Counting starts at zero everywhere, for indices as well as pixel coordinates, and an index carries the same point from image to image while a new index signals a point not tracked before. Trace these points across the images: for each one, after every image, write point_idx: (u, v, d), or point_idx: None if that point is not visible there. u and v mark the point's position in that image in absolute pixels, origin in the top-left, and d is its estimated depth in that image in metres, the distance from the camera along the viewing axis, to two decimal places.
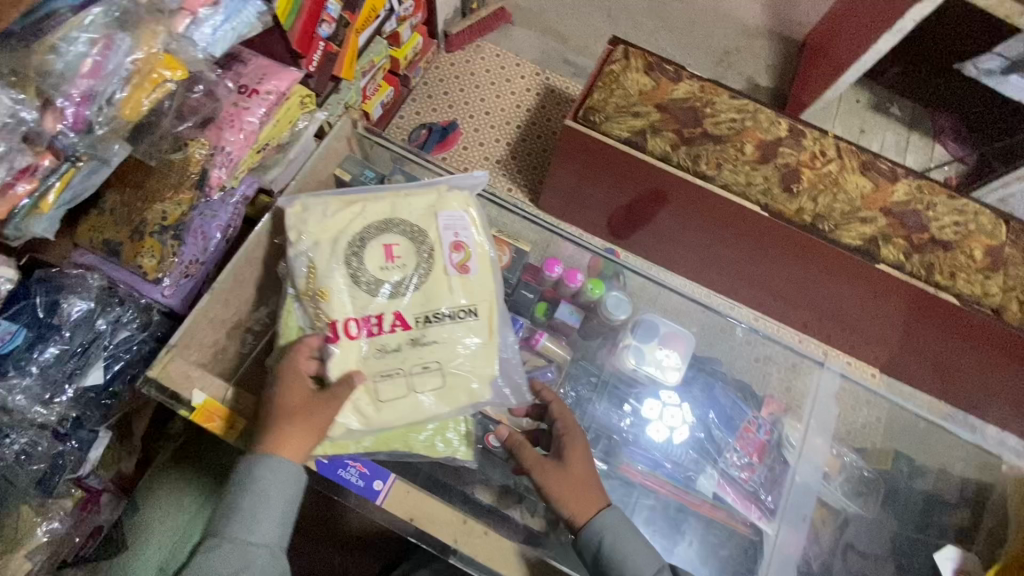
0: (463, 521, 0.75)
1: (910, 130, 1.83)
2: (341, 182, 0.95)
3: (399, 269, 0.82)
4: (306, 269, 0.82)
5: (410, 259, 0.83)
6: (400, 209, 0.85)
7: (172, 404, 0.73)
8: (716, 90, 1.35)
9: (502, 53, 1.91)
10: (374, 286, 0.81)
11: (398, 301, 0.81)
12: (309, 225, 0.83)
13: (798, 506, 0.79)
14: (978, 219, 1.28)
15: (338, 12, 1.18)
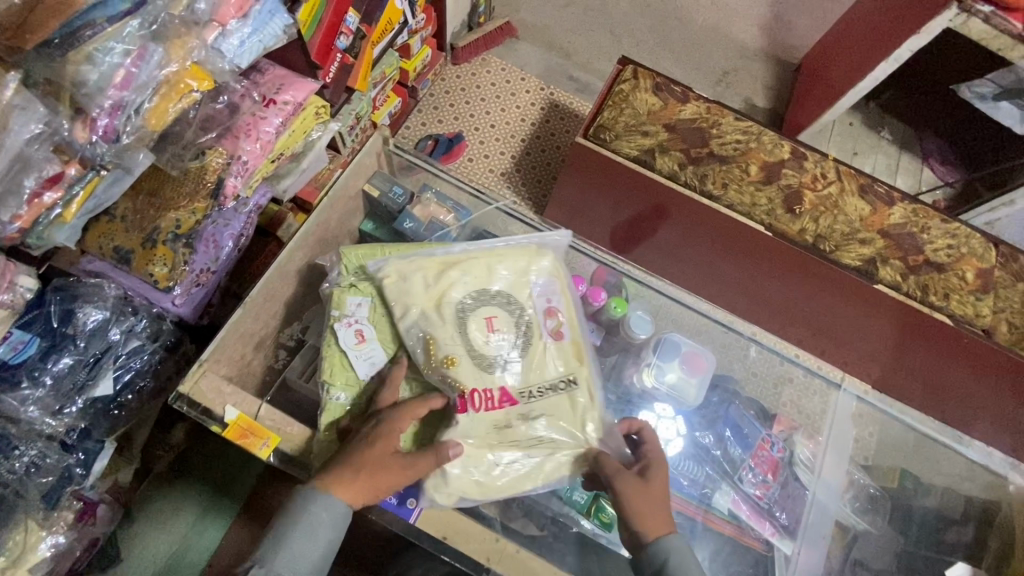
0: (497, 541, 0.77)
1: (900, 153, 1.89)
2: (369, 199, 0.97)
3: (504, 340, 0.84)
4: (421, 342, 0.82)
5: (517, 333, 0.85)
6: (497, 277, 0.88)
7: (203, 419, 0.75)
8: (722, 112, 1.39)
9: (507, 67, 1.94)
10: (480, 359, 0.82)
11: (508, 371, 0.83)
12: (413, 294, 0.84)
13: (817, 525, 0.81)
14: (969, 243, 1.33)
15: (356, 25, 1.18)
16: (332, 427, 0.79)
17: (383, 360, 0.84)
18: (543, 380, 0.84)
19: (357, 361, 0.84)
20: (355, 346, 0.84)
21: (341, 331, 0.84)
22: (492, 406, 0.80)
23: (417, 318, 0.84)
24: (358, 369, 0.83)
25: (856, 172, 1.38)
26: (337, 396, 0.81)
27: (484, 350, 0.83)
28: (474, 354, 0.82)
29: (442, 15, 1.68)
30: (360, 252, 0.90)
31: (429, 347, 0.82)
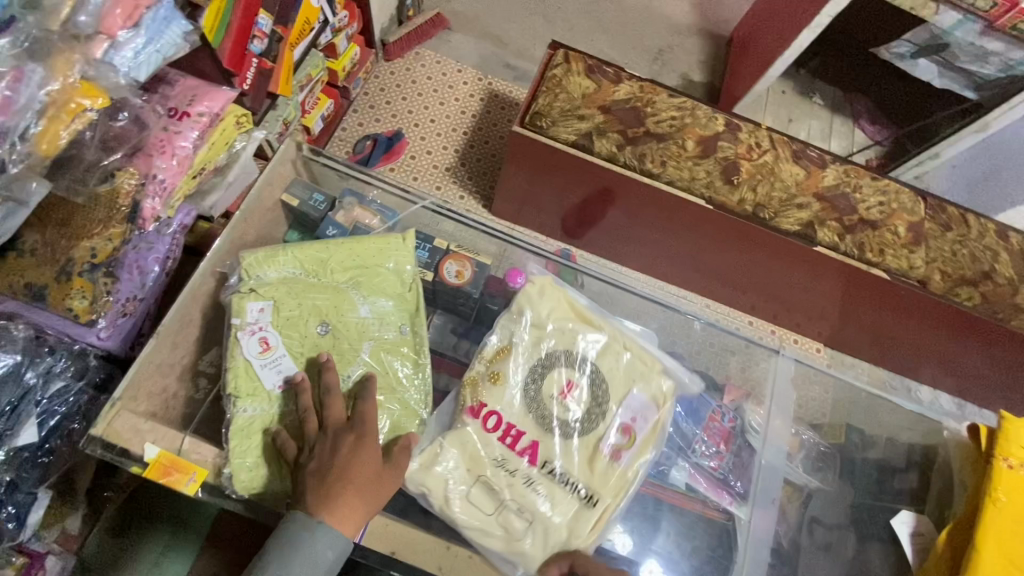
0: (447, 548, 0.72)
1: (833, 117, 1.94)
2: (291, 209, 0.91)
3: (566, 408, 0.82)
4: (494, 351, 0.84)
5: (579, 404, 0.83)
6: (601, 355, 0.86)
7: (118, 461, 0.66)
8: (655, 90, 1.40)
9: (442, 60, 1.90)
10: (532, 394, 0.83)
11: (538, 431, 0.81)
12: (538, 310, 0.87)
13: (768, 488, 0.82)
14: (899, 198, 1.38)
15: (270, 27, 1.14)
16: (249, 450, 0.70)
17: (295, 372, 0.75)
18: (557, 460, 0.79)
19: (263, 371, 0.74)
20: (260, 354, 0.74)
21: (244, 340, 0.75)
22: (497, 427, 0.80)
23: (301, 327, 0.77)
24: (266, 378, 0.74)
25: (788, 139, 1.41)
26: (245, 410, 0.71)
27: (542, 383, 0.84)
28: (525, 384, 0.83)
29: (367, 10, 1.63)
30: (259, 256, 0.79)
31: (502, 352, 0.85)
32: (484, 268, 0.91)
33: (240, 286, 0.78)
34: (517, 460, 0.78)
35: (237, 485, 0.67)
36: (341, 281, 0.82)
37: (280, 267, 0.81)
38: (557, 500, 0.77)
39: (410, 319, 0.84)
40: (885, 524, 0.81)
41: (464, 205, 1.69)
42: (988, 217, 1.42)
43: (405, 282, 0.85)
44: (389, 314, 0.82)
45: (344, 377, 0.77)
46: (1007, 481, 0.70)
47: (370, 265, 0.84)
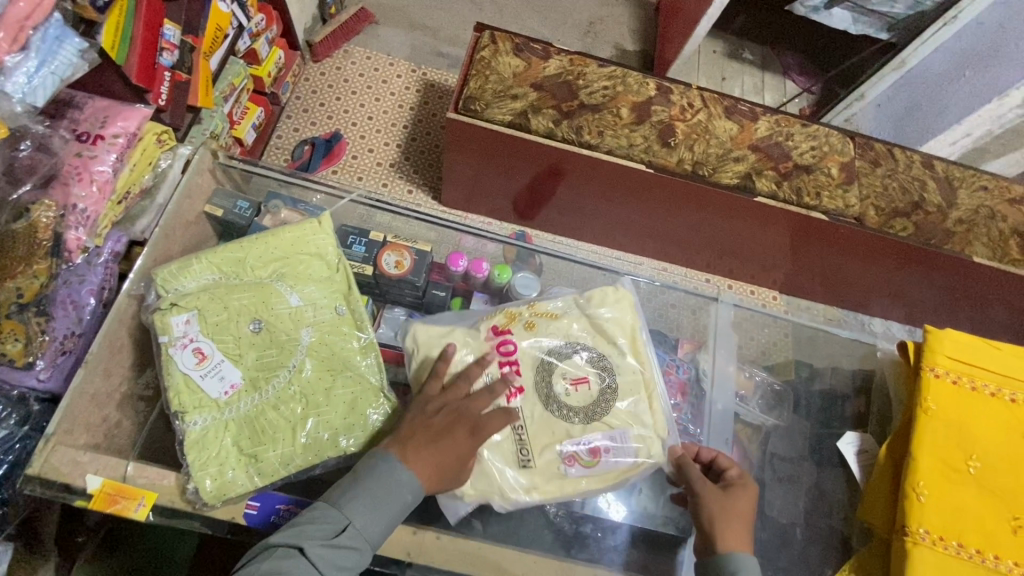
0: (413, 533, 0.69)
1: (763, 71, 1.99)
2: (215, 220, 0.88)
3: (568, 393, 0.78)
4: (546, 319, 0.83)
5: (584, 395, 0.78)
6: (625, 384, 0.80)
7: (63, 497, 0.62)
8: (584, 62, 1.41)
9: (373, 55, 1.86)
10: (543, 366, 0.79)
11: (529, 396, 0.77)
12: (609, 309, 0.84)
13: (720, 429, 0.85)
14: (829, 141, 1.43)
15: (178, 37, 1.10)
16: (200, 464, 0.66)
17: (240, 379, 0.71)
18: (528, 420, 0.76)
19: (206, 382, 0.71)
20: (197, 366, 0.70)
21: (177, 356, 0.70)
22: (507, 360, 0.79)
23: (231, 330, 0.72)
24: (209, 388, 0.70)
25: (719, 97, 1.44)
26: (195, 423, 0.68)
27: (565, 352, 0.81)
28: (541, 351, 0.80)
29: (285, 12, 1.58)
30: (171, 269, 0.75)
31: (555, 314, 0.84)
32: (423, 256, 0.89)
33: (159, 304, 0.73)
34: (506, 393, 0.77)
35: (205, 494, 0.64)
36: (263, 277, 0.78)
37: (198, 277, 0.76)
38: (502, 451, 0.74)
39: (347, 299, 0.79)
40: (834, 447, 0.84)
41: (413, 199, 1.67)
42: (913, 150, 1.49)
43: (331, 265, 0.82)
44: (319, 298, 0.78)
45: (289, 369, 0.72)
46: (935, 389, 0.74)
47: (290, 255, 0.80)
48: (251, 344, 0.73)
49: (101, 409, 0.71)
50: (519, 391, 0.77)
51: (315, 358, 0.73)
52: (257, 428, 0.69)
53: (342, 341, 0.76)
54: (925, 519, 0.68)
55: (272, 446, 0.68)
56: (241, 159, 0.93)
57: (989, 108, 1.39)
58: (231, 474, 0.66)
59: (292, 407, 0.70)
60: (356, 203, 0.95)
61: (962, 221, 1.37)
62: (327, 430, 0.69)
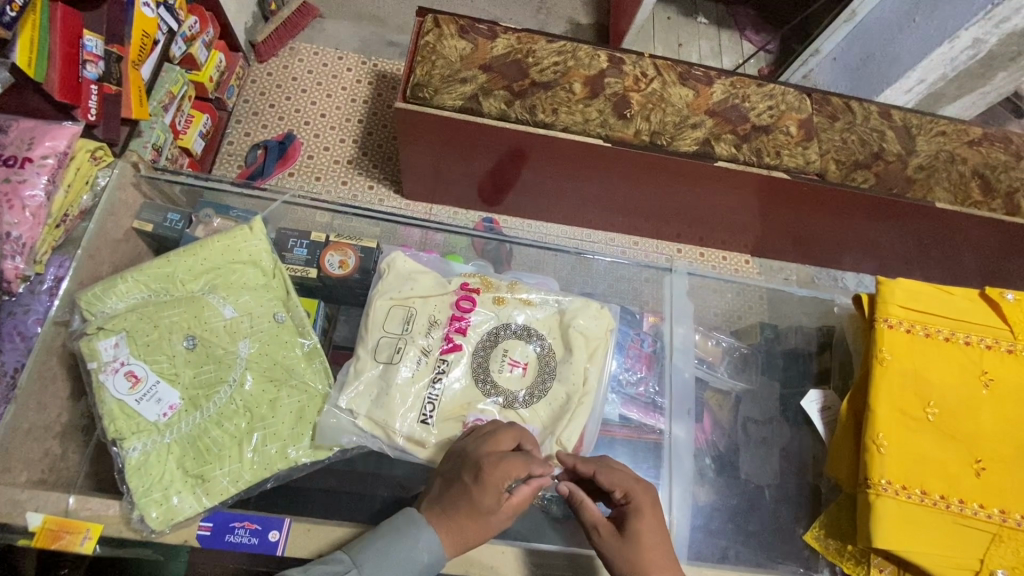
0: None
1: (719, 33, 1.96)
2: (146, 235, 0.85)
3: (502, 370, 0.80)
4: (517, 316, 0.84)
5: (517, 380, 0.79)
6: (560, 391, 0.79)
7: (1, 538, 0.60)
8: (533, 38, 1.38)
9: (319, 50, 1.81)
10: (493, 342, 0.81)
11: (463, 359, 0.80)
12: (583, 321, 0.83)
13: (683, 400, 0.84)
14: (786, 99, 1.42)
15: (101, 48, 1.06)
16: (146, 489, 0.65)
17: (178, 399, 0.71)
18: (452, 377, 0.78)
19: (143, 405, 0.70)
20: (131, 390, 0.70)
21: (108, 381, 0.70)
22: (461, 313, 0.82)
23: (165, 351, 0.72)
24: (147, 412, 0.70)
25: (672, 63, 1.42)
26: (134, 449, 0.68)
27: (522, 331, 0.83)
28: (493, 328, 0.82)
29: (220, 12, 1.52)
30: (94, 291, 0.73)
31: (532, 303, 0.85)
32: (370, 253, 0.87)
33: (85, 329, 0.72)
34: (446, 339, 0.80)
35: (152, 522, 0.63)
36: (194, 290, 0.77)
37: (126, 297, 0.74)
38: (412, 392, 0.76)
39: (285, 306, 0.79)
40: (798, 406, 0.85)
41: (375, 195, 1.64)
42: (869, 101, 1.48)
43: (267, 272, 0.81)
44: (256, 307, 0.77)
45: (231, 383, 0.72)
46: (890, 339, 0.74)
47: (222, 265, 0.79)
48: (187, 362, 0.72)
49: (40, 443, 0.68)
50: (455, 346, 0.80)
51: (256, 370, 0.74)
52: (200, 447, 0.69)
53: (283, 348, 0.76)
54: (885, 470, 0.69)
55: (219, 463, 0.69)
56: (167, 171, 0.90)
57: (941, 51, 1.38)
58: (178, 499, 0.66)
59: (236, 422, 0.71)
60: (290, 205, 0.93)
61: (923, 168, 1.37)
62: (274, 443, 0.71)
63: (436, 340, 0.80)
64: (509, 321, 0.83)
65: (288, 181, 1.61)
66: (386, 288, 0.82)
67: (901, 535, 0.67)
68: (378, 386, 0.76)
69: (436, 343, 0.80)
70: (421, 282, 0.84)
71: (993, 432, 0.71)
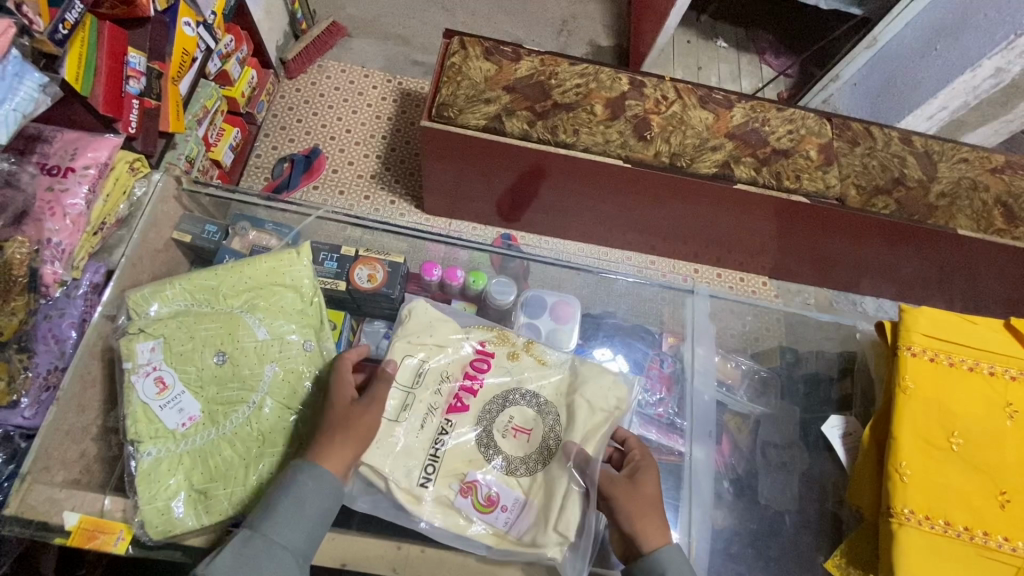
0: (398, 547, 0.68)
1: (739, 57, 1.98)
2: (183, 245, 0.88)
3: (505, 435, 0.77)
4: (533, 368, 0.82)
5: (520, 447, 0.76)
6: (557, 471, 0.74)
7: (39, 535, 0.63)
8: (556, 61, 1.41)
9: (347, 67, 1.86)
10: (500, 406, 0.79)
11: (467, 421, 0.77)
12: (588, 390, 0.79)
13: (703, 422, 0.83)
14: (806, 123, 1.42)
15: (144, 64, 1.09)
16: (153, 500, 0.66)
17: (197, 411, 0.72)
18: (457, 438, 0.76)
19: (165, 412, 0.72)
20: (158, 396, 0.72)
21: (139, 383, 0.72)
22: (470, 372, 0.81)
23: (196, 360, 0.74)
24: (167, 419, 0.71)
25: (693, 87, 1.44)
26: (148, 454, 0.69)
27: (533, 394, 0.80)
28: (502, 393, 0.80)
29: (255, 31, 1.58)
30: (143, 294, 0.76)
31: (547, 363, 0.83)
32: (397, 268, 0.89)
33: (127, 328, 0.74)
34: (453, 400, 0.79)
35: (151, 530, 0.65)
36: (234, 307, 0.78)
37: (169, 303, 0.77)
38: (427, 433, 0.76)
39: (316, 334, 0.80)
40: (819, 432, 0.84)
41: (397, 210, 1.67)
42: (890, 127, 1.49)
43: (306, 298, 0.82)
44: (289, 332, 0.78)
45: (250, 405, 0.73)
46: (914, 368, 0.74)
47: (264, 285, 0.80)
48: (215, 377, 0.73)
49: (77, 444, 0.71)
50: (460, 403, 0.78)
51: (278, 394, 0.74)
52: (210, 464, 0.69)
53: (310, 369, 0.77)
54: (909, 500, 0.68)
55: (224, 483, 0.68)
56: (205, 185, 0.93)
57: (963, 79, 1.38)
58: (180, 507, 0.67)
59: (249, 444, 0.70)
60: (323, 220, 0.95)
61: (945, 194, 1.37)
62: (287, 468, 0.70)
63: (448, 401, 0.78)
64: (514, 371, 0.82)
65: (312, 195, 1.65)
66: (407, 332, 0.82)
67: (923, 566, 0.66)
68: (399, 421, 0.75)
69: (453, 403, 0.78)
70: (439, 325, 0.83)
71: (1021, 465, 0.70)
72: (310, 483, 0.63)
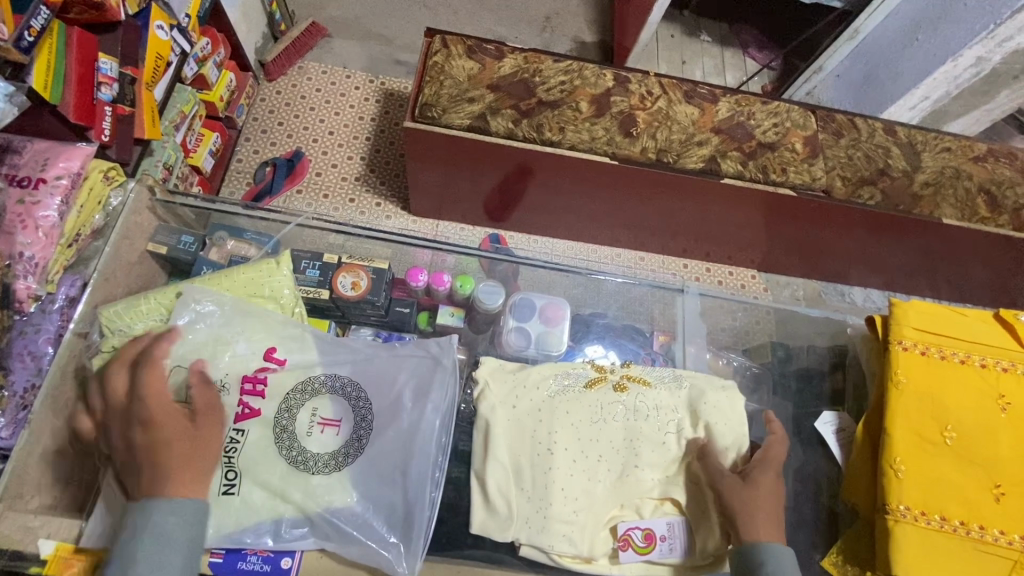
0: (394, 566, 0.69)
1: (722, 52, 1.98)
2: (159, 257, 0.86)
3: (311, 434, 0.72)
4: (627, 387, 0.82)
5: (325, 441, 0.72)
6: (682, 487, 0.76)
7: (13, 565, 0.61)
8: (539, 58, 1.39)
9: (328, 69, 1.83)
10: (301, 398, 0.73)
11: (264, 423, 0.71)
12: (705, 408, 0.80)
13: None
14: (791, 116, 1.42)
15: (115, 70, 1.06)
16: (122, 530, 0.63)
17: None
18: (250, 448, 0.69)
19: None
20: None
21: None
22: (254, 373, 0.73)
23: (170, 378, 0.71)
24: None
25: (677, 82, 1.44)
26: None
27: (654, 420, 0.79)
28: (299, 383, 0.74)
29: (232, 33, 1.54)
30: (117, 307, 0.75)
31: (649, 383, 0.83)
32: (381, 274, 0.88)
33: (100, 346, 0.73)
34: (241, 409, 0.71)
35: None
36: None
37: (145, 317, 0.75)
38: (573, 495, 0.74)
39: (298, 347, 0.76)
40: (812, 428, 0.83)
41: (383, 212, 1.65)
42: (874, 118, 1.49)
43: (286, 307, 0.81)
44: (267, 344, 0.75)
45: (230, 426, 0.70)
46: (904, 361, 0.74)
47: (242, 297, 0.79)
48: None
49: (52, 467, 0.68)
50: (246, 412, 0.71)
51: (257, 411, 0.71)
52: None
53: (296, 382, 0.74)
54: (903, 495, 0.68)
55: (203, 503, 0.66)
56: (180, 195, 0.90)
57: (945, 69, 1.38)
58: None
59: (225, 468, 0.68)
60: (304, 227, 0.93)
61: (929, 184, 1.37)
62: (262, 488, 0.68)
63: (573, 459, 0.76)
64: (622, 395, 0.81)
65: (296, 199, 1.62)
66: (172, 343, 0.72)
67: (919, 561, 0.66)
68: (358, 448, 0.72)
69: (577, 460, 0.76)
70: (532, 377, 0.81)
71: (1015, 456, 0.70)
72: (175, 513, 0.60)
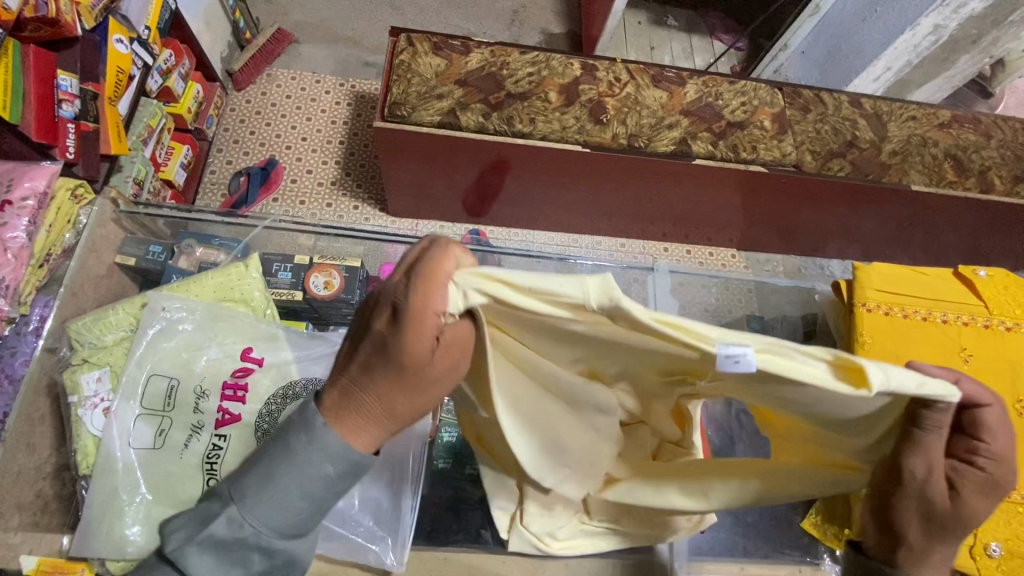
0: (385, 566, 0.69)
1: (690, 35, 2.00)
2: (128, 269, 0.86)
3: None
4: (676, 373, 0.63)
5: None
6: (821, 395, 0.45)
7: None
8: (506, 51, 1.39)
9: (297, 74, 1.82)
10: (281, 402, 0.73)
11: (244, 427, 0.71)
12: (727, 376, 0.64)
13: None
14: (758, 94, 1.44)
15: (76, 86, 1.05)
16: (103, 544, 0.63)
17: (150, 441, 0.69)
18: (232, 454, 0.69)
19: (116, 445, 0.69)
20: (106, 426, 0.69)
21: (86, 417, 0.71)
22: (231, 379, 0.73)
23: (146, 386, 0.71)
24: (116, 453, 0.68)
25: (644, 67, 1.45)
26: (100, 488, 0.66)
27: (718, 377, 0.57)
28: (279, 387, 0.74)
29: (195, 44, 1.53)
30: (88, 321, 0.75)
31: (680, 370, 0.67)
32: (355, 271, 0.88)
33: (71, 360, 0.74)
34: (221, 414, 0.71)
35: (111, 567, 0.64)
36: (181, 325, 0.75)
37: (115, 329, 0.76)
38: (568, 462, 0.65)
39: (274, 348, 0.76)
40: None
41: (360, 215, 1.64)
42: (840, 91, 1.51)
43: (259, 309, 0.81)
44: (241, 347, 0.75)
45: (210, 433, 0.70)
46: (870, 323, 0.76)
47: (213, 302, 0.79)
48: (168, 402, 0.71)
49: (32, 485, 0.68)
50: (225, 417, 0.71)
51: (235, 415, 0.71)
52: (167, 495, 0.67)
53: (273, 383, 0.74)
54: None
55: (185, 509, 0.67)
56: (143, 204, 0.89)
57: (905, 38, 1.41)
58: (135, 531, 0.65)
59: (205, 474, 0.68)
60: (271, 230, 0.93)
61: (896, 152, 1.39)
62: None
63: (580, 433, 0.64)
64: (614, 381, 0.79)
65: (273, 207, 1.61)
66: (146, 353, 0.72)
67: None
68: None
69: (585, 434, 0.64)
70: None
71: None
72: (250, 487, 0.48)
